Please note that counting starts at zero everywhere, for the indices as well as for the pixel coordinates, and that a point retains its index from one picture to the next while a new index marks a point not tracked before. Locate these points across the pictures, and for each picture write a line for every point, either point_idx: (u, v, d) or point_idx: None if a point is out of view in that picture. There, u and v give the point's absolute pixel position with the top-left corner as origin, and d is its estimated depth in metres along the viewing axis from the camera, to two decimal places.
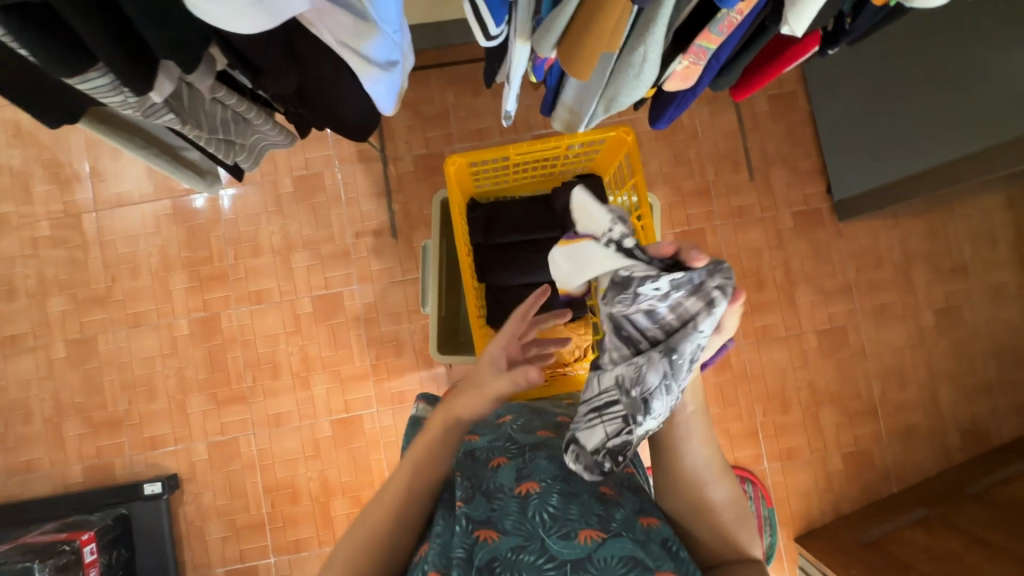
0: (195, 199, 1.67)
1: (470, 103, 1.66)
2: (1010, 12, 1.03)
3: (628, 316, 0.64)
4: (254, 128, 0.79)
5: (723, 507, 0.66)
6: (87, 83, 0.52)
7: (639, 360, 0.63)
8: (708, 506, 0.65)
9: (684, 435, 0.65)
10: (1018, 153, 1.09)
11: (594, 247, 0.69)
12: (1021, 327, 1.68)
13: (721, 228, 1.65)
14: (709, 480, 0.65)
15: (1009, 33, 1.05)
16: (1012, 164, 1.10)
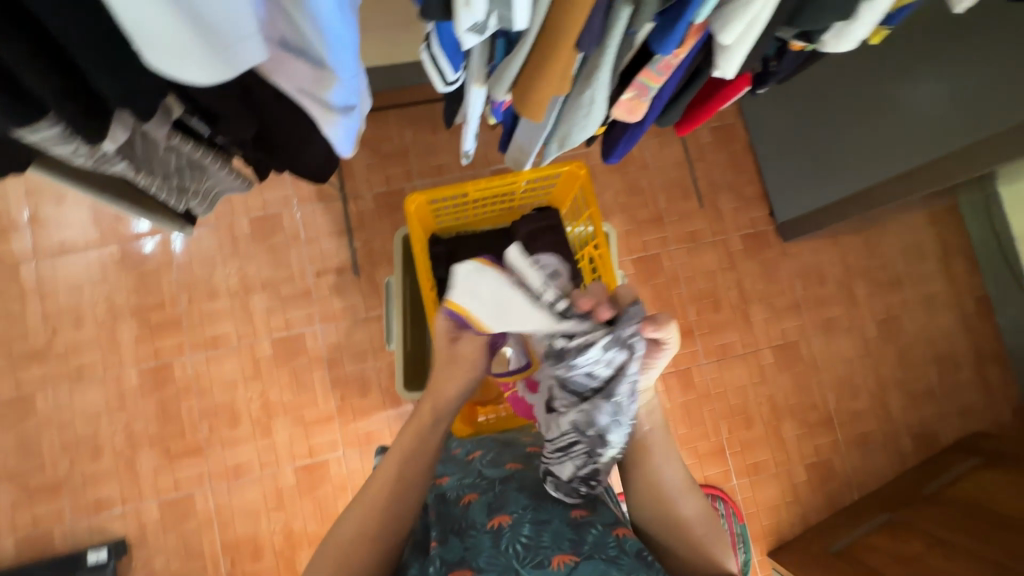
0: (145, 243, 1.61)
1: (429, 141, 1.70)
2: (916, 51, 1.16)
3: (570, 376, 0.65)
4: (209, 174, 0.79)
5: (693, 519, 0.67)
6: (36, 135, 0.50)
7: (587, 406, 0.65)
8: (677, 517, 0.67)
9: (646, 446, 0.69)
10: (930, 177, 1.20)
11: (524, 302, 0.67)
12: (954, 334, 1.81)
13: (676, 253, 1.73)
14: (676, 490, 0.68)
15: (916, 70, 1.16)
16: (928, 186, 1.21)
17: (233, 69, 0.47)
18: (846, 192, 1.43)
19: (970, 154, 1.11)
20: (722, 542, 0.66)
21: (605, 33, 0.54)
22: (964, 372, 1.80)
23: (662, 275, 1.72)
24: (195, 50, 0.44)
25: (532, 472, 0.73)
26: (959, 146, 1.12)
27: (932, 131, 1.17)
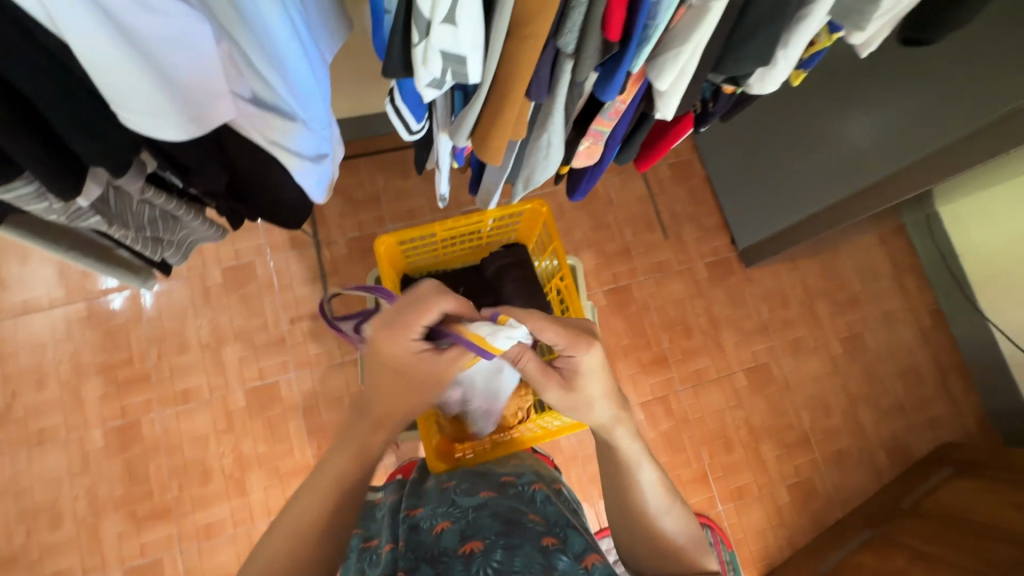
0: (114, 299, 1.59)
1: (400, 186, 1.75)
2: (846, 87, 1.28)
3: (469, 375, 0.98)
4: (183, 224, 0.81)
5: (679, 536, 0.69)
6: (11, 194, 0.52)
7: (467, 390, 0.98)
8: (662, 537, 0.69)
9: (626, 460, 0.72)
10: (871, 200, 1.28)
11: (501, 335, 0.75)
12: (915, 348, 1.89)
13: (645, 283, 1.79)
14: (661, 510, 0.70)
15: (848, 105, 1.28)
16: (870, 208, 1.30)
17: (202, 126, 0.52)
18: (798, 219, 1.52)
19: (901, 179, 1.20)
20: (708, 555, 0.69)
21: (552, 84, 0.59)
22: (928, 384, 1.87)
23: (633, 305, 1.77)
24: (167, 109, 0.48)
25: (505, 500, 0.76)
26: (888, 173, 1.22)
27: (866, 160, 1.26)
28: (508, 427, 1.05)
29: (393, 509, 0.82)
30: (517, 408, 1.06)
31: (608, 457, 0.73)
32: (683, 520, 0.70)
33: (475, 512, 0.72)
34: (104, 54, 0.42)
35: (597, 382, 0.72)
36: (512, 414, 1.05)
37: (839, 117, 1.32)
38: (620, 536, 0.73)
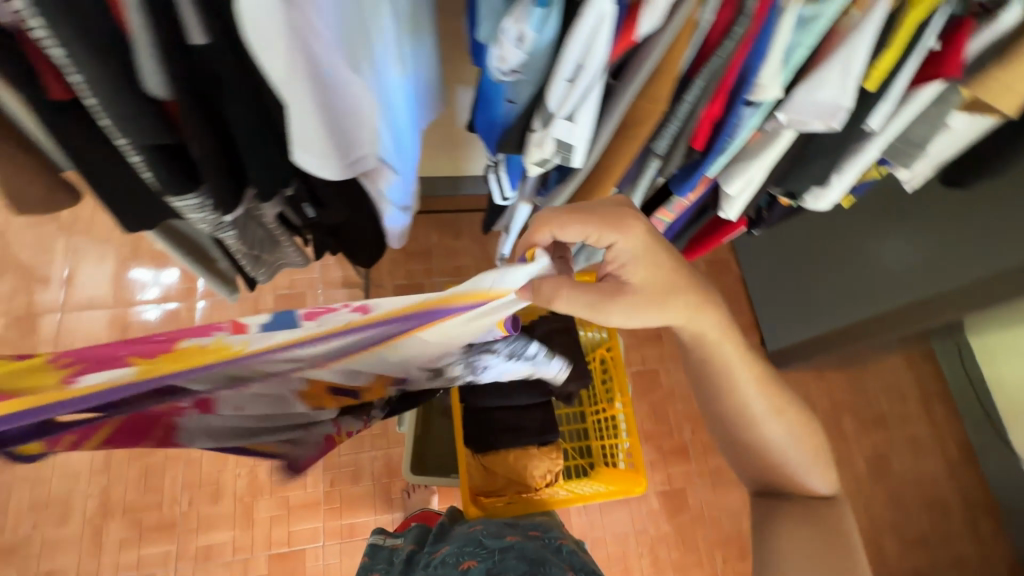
0: (144, 312, 1.66)
1: (451, 245, 1.87)
2: (879, 215, 1.40)
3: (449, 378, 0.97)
4: (282, 249, 0.90)
5: (791, 450, 0.71)
6: (183, 203, 0.61)
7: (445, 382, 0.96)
8: (772, 446, 0.72)
9: (731, 385, 0.71)
10: (904, 324, 1.32)
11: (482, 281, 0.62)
12: (943, 479, 1.84)
13: (673, 369, 1.83)
14: (772, 419, 0.71)
15: (882, 229, 1.38)
16: (907, 329, 1.32)
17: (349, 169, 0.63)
18: (829, 329, 1.55)
19: (929, 308, 1.25)
20: (820, 474, 0.72)
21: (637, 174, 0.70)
22: (955, 520, 1.80)
23: (659, 391, 1.80)
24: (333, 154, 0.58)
25: (528, 544, 0.81)
26: (917, 298, 1.28)
27: (899, 283, 1.33)
28: (536, 488, 1.10)
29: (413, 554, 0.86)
30: (546, 470, 1.11)
31: (711, 376, 0.72)
32: (792, 427, 0.72)
33: (501, 553, 0.77)
34: (302, 111, 0.53)
35: (656, 255, 0.65)
36: (541, 476, 1.10)
37: (873, 239, 1.41)
38: (727, 451, 0.77)
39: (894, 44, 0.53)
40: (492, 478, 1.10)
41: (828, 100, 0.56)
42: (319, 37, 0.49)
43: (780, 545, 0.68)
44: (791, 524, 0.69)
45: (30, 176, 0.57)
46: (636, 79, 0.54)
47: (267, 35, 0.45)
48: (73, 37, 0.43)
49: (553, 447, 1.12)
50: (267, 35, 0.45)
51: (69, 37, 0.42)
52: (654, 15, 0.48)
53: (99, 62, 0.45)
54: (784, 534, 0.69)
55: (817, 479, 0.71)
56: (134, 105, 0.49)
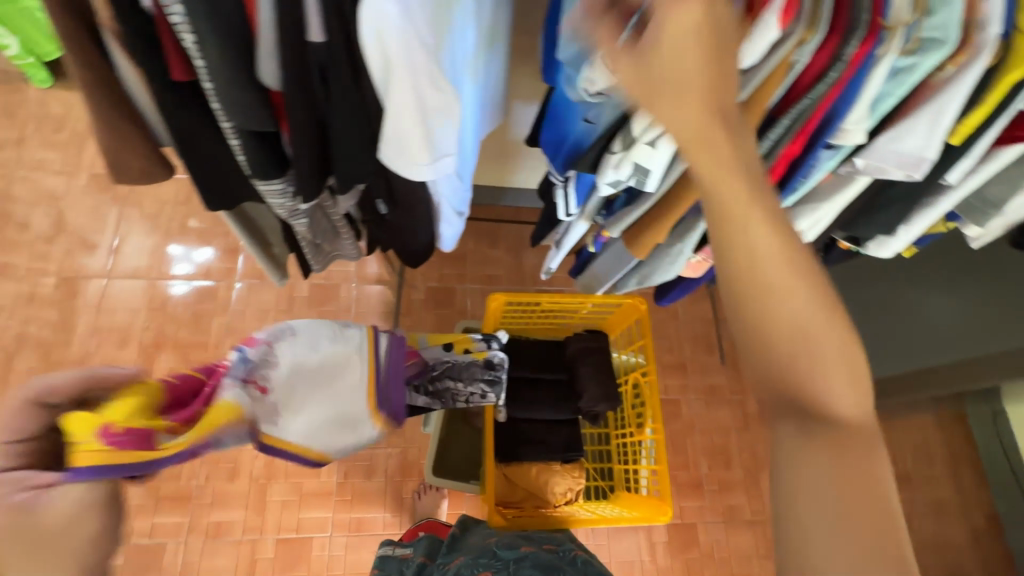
0: (174, 285, 1.69)
1: (486, 253, 1.88)
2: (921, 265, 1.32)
3: (472, 385, 0.98)
4: (340, 241, 0.93)
5: (815, 340, 0.43)
6: (268, 187, 0.64)
7: (476, 383, 0.99)
8: (788, 335, 0.43)
9: (738, 240, 0.43)
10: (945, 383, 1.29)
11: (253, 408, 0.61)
12: (965, 548, 1.77)
13: (695, 402, 1.81)
14: (791, 290, 0.43)
15: (923, 282, 1.31)
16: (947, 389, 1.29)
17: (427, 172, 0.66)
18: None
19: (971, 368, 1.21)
20: (843, 374, 0.42)
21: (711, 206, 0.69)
22: None
23: (678, 421, 1.78)
24: (422, 157, 0.60)
25: (543, 553, 0.82)
26: (957, 360, 1.24)
27: (939, 341, 1.28)
28: (554, 505, 1.08)
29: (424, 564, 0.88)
30: (566, 488, 1.09)
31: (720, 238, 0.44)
32: (815, 305, 0.43)
33: (517, 564, 0.79)
34: (402, 113, 0.55)
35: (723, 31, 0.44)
36: (561, 494, 1.08)
37: (914, 291, 1.33)
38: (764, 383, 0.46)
39: (986, 103, 0.54)
40: (512, 490, 1.09)
41: (912, 151, 0.56)
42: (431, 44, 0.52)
43: (800, 492, 0.40)
44: (822, 453, 0.41)
45: (134, 149, 0.61)
46: None
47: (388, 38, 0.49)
48: (208, 24, 0.46)
49: (576, 465, 1.11)
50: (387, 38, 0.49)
51: (202, 24, 0.46)
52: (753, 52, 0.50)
53: (224, 50, 0.48)
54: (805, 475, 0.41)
55: (847, 390, 0.42)
56: (247, 94, 0.52)
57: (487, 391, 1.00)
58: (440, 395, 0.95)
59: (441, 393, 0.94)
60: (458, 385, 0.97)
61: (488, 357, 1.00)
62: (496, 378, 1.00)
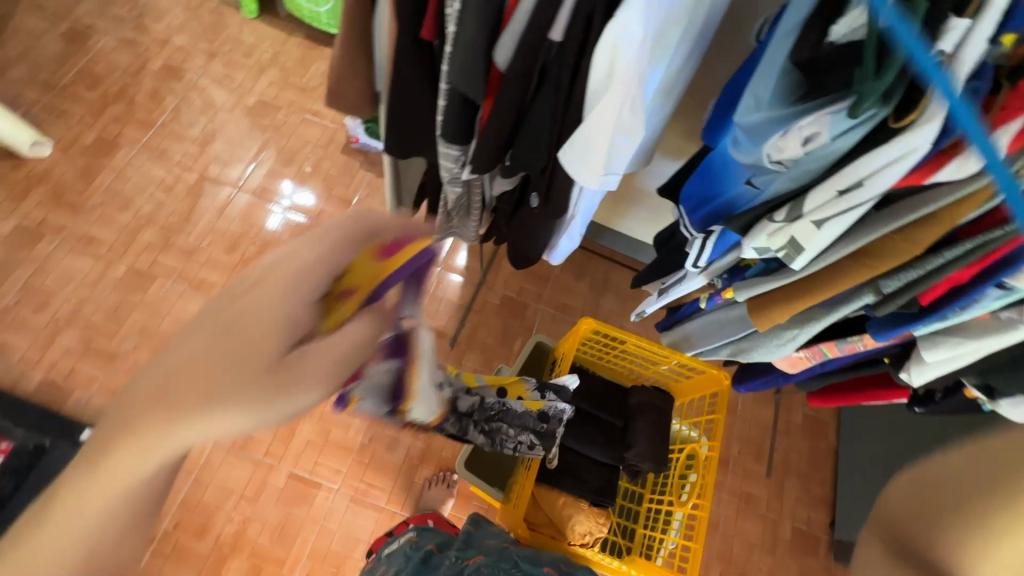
0: (274, 214, 1.84)
1: (571, 282, 1.87)
2: None
3: (524, 432, 1.01)
4: (467, 222, 0.99)
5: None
6: (447, 149, 0.72)
7: (527, 432, 1.01)
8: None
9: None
10: None
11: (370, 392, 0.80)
12: None
13: (726, 503, 1.71)
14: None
15: None
16: None
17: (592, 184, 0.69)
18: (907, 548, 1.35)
19: None
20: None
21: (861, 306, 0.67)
22: None
23: None
24: (597, 166, 0.64)
25: None
26: None
27: None
28: (571, 542, 1.04)
29: (444, 556, 0.89)
30: (586, 531, 1.05)
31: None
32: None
33: None
34: (602, 122, 0.60)
35: None
36: (580, 534, 1.04)
37: None
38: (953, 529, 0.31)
39: None
40: (534, 510, 1.08)
41: None
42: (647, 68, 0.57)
43: None
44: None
45: (355, 76, 0.70)
46: (899, 221, 0.56)
47: (621, 51, 0.54)
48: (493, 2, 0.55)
49: (601, 511, 1.08)
50: (619, 53, 0.54)
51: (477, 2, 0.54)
52: (960, 169, 0.50)
53: (478, 24, 0.56)
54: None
55: None
56: (477, 64, 0.59)
57: (535, 442, 1.02)
58: (494, 435, 1.00)
59: (493, 435, 1.00)
60: (509, 428, 1.01)
61: (543, 408, 1.03)
62: (548, 431, 1.02)
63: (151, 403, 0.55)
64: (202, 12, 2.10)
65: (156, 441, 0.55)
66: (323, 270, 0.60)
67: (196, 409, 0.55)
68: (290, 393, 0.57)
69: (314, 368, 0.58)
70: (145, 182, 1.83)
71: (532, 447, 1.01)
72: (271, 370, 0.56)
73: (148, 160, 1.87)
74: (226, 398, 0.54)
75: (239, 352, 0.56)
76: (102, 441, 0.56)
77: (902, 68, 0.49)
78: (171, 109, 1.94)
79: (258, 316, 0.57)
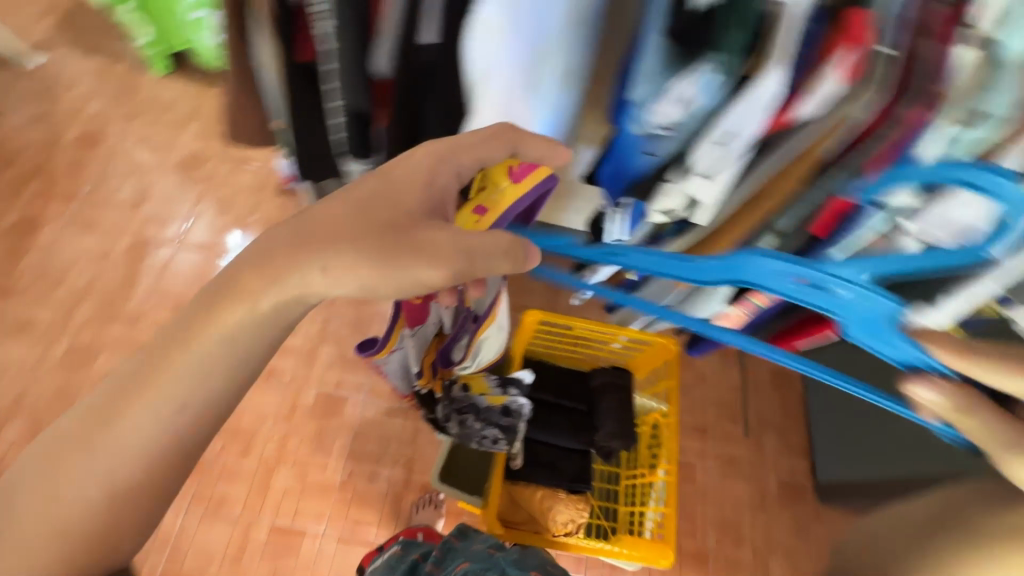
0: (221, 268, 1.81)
1: (527, 284, 1.90)
2: None
3: (489, 426, 1.04)
4: None
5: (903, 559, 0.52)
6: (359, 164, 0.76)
7: (491, 424, 1.04)
8: (908, 574, 0.51)
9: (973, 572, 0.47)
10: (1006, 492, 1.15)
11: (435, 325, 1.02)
12: None
13: (711, 469, 1.75)
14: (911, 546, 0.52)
15: None
16: None
17: None
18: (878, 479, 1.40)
19: None
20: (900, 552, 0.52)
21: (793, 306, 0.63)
22: None
23: (691, 487, 1.72)
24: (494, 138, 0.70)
25: None
26: None
27: None
28: (554, 532, 1.05)
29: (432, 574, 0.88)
30: (568, 519, 1.06)
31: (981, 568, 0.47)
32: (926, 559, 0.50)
33: None
34: (492, 104, 0.65)
35: None
36: (562, 523, 1.05)
37: None
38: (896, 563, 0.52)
39: None
40: (515, 510, 1.10)
41: (962, 219, 0.58)
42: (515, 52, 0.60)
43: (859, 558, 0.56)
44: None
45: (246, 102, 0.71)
46: (776, 153, 0.61)
47: (489, 37, 0.59)
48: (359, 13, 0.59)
49: (580, 497, 1.09)
50: (489, 50, 0.60)
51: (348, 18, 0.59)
52: (814, 104, 0.55)
53: (347, 31, 0.60)
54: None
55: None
56: (357, 74, 0.64)
57: (500, 436, 1.05)
58: (463, 427, 1.04)
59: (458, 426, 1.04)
60: (478, 420, 1.04)
61: (506, 403, 1.06)
62: (512, 425, 1.05)
63: (293, 245, 0.57)
64: (112, 75, 2.06)
65: (273, 284, 0.56)
66: (476, 153, 0.63)
67: (325, 254, 0.57)
68: (413, 260, 0.58)
69: (439, 237, 0.59)
70: (75, 256, 1.77)
71: (499, 439, 1.05)
72: (397, 232, 0.58)
73: (76, 232, 1.80)
74: (344, 243, 0.57)
75: (382, 206, 0.59)
76: (225, 284, 0.56)
77: (755, 25, 0.53)
78: (92, 178, 1.89)
79: (408, 177, 0.61)
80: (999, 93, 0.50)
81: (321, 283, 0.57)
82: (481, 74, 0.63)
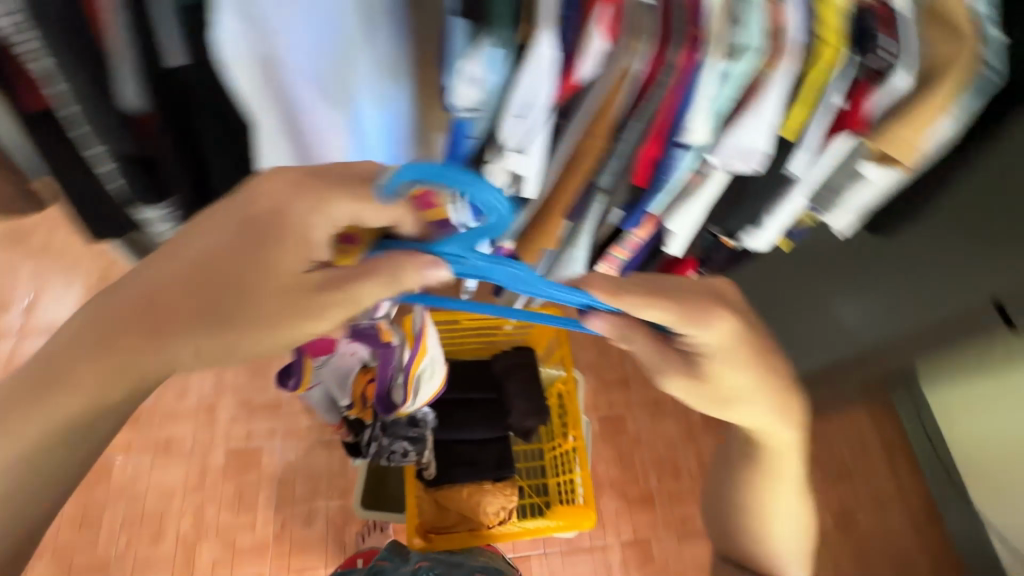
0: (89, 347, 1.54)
1: None
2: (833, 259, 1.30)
3: (398, 440, 1.01)
4: None
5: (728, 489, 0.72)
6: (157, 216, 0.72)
7: (400, 438, 1.01)
8: (730, 491, 0.72)
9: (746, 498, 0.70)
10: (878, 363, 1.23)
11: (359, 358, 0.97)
12: (927, 542, 1.66)
13: None
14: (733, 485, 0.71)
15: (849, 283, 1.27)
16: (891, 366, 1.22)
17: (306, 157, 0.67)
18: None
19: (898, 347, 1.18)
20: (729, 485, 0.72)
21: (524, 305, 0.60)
22: None
23: None
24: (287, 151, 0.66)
25: None
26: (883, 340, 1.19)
27: (855, 340, 1.26)
28: (486, 524, 1.05)
29: None
30: (499, 507, 1.07)
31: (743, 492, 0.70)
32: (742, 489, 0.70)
33: None
34: (287, 104, 0.62)
35: None
36: (493, 514, 1.06)
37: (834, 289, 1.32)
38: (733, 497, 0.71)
39: (802, 100, 0.61)
40: (444, 514, 1.08)
41: (750, 145, 0.62)
42: (301, 47, 0.58)
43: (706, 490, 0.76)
44: (759, 512, 0.69)
45: None
46: (580, 116, 0.61)
47: (263, 26, 0.55)
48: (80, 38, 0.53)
49: (508, 483, 1.09)
50: (267, 35, 0.56)
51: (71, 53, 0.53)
52: (590, 63, 0.56)
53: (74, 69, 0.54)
54: (752, 528, 0.71)
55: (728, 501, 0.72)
56: (103, 117, 0.58)
57: (410, 448, 1.02)
58: (376, 447, 1.02)
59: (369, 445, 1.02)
60: (388, 436, 1.01)
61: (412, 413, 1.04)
62: (421, 435, 1.03)
63: (156, 321, 0.48)
64: None
65: (117, 370, 0.48)
66: (360, 210, 0.50)
67: (185, 329, 0.49)
68: (300, 318, 0.51)
69: (334, 306, 0.52)
70: None
71: (410, 451, 1.02)
72: (285, 295, 0.51)
73: None
74: (205, 312, 0.49)
75: (261, 273, 0.50)
76: (50, 374, 0.48)
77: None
78: None
79: (288, 232, 0.50)
80: (745, 28, 0.57)
81: (200, 359, 0.50)
82: (270, 68, 0.59)
